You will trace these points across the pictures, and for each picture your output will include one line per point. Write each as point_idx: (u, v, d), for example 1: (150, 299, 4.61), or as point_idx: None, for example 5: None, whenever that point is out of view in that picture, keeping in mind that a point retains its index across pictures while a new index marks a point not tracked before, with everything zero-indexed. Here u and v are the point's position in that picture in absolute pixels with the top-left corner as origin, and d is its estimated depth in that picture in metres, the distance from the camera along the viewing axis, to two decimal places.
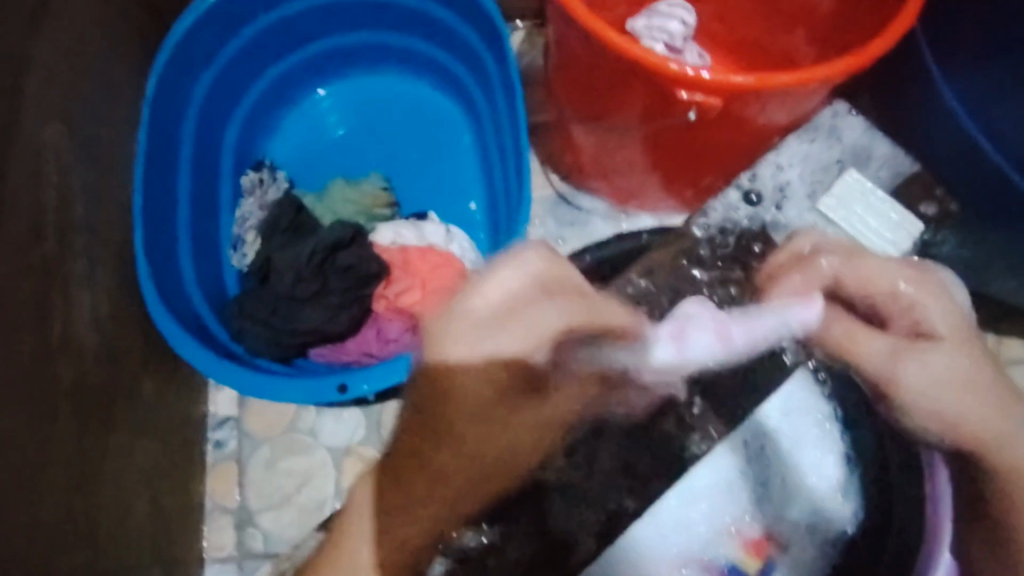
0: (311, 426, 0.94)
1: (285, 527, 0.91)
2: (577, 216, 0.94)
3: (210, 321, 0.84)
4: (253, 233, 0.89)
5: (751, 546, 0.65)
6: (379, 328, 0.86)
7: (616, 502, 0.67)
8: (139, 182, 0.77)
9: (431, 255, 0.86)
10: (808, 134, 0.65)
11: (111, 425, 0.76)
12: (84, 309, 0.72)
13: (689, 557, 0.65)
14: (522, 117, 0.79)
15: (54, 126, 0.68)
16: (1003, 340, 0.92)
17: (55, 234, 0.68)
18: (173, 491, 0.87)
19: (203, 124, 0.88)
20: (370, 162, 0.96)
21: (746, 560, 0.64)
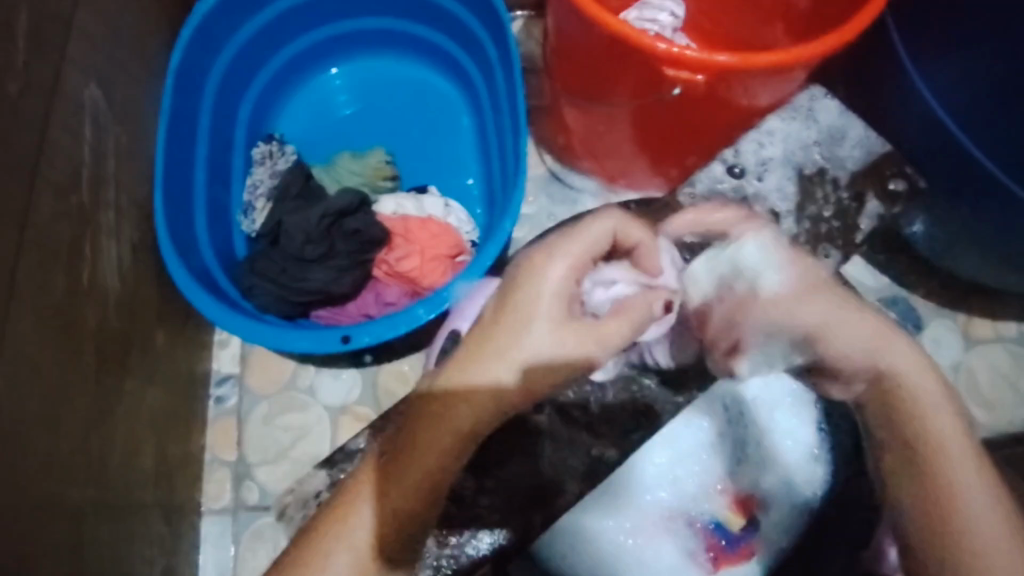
0: (309, 385, 0.99)
1: (280, 481, 0.96)
2: (569, 193, 1.02)
3: (220, 278, 0.90)
4: (264, 199, 0.95)
5: (733, 506, 0.79)
6: (379, 292, 0.92)
7: (599, 450, 0.81)
8: (162, 142, 0.82)
9: (430, 226, 0.92)
10: (788, 114, 0.81)
11: (127, 369, 0.81)
12: (110, 258, 0.78)
13: (675, 512, 0.79)
14: (521, 97, 0.86)
15: (92, 88, 0.75)
16: (973, 319, 1.01)
17: (89, 183, 0.74)
18: (179, 440, 0.92)
19: (221, 96, 0.94)
20: (377, 138, 1.02)
21: (730, 519, 0.78)
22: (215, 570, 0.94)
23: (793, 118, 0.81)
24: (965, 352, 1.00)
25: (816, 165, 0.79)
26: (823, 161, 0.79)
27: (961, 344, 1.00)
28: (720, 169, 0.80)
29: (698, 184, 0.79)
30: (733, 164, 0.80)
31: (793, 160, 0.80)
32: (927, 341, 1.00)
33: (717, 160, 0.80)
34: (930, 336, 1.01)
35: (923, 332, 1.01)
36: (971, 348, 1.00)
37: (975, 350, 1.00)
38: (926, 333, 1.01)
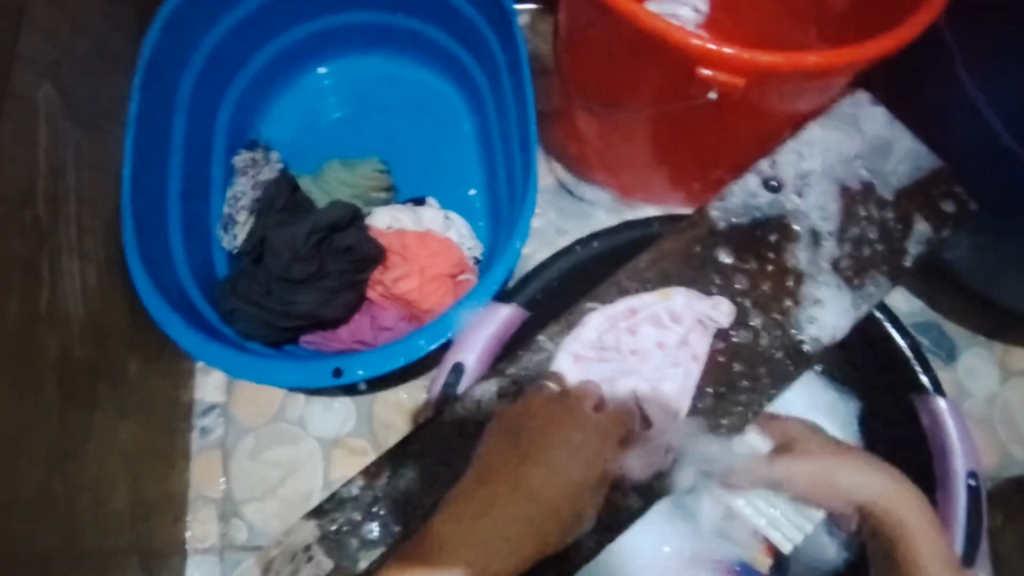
0: (298, 416, 0.90)
1: (270, 520, 0.87)
2: (580, 207, 0.93)
3: (199, 301, 0.82)
4: (246, 212, 0.86)
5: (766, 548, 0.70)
6: (374, 316, 0.84)
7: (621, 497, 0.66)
8: (130, 149, 0.74)
9: (430, 242, 0.83)
10: (831, 124, 0.75)
11: (96, 404, 0.73)
12: (72, 279, 0.70)
13: (696, 558, 0.70)
14: (531, 102, 0.77)
15: (47, 89, 0.67)
16: (1011, 349, 0.88)
17: (45, 198, 0.66)
18: (158, 477, 0.83)
19: (196, 97, 0.86)
20: (368, 144, 0.93)
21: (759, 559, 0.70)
22: None
23: (835, 127, 0.75)
24: (1002, 384, 0.87)
25: (860, 179, 0.73)
26: (867, 175, 0.73)
27: (998, 374, 0.88)
28: (756, 184, 0.73)
29: (727, 201, 0.73)
30: (769, 179, 0.73)
31: (835, 174, 0.73)
32: (961, 371, 0.88)
33: (752, 173, 0.74)
34: (965, 368, 0.88)
35: (957, 362, 0.88)
36: (1009, 379, 0.87)
37: (1012, 382, 0.88)
38: (960, 364, 0.88)
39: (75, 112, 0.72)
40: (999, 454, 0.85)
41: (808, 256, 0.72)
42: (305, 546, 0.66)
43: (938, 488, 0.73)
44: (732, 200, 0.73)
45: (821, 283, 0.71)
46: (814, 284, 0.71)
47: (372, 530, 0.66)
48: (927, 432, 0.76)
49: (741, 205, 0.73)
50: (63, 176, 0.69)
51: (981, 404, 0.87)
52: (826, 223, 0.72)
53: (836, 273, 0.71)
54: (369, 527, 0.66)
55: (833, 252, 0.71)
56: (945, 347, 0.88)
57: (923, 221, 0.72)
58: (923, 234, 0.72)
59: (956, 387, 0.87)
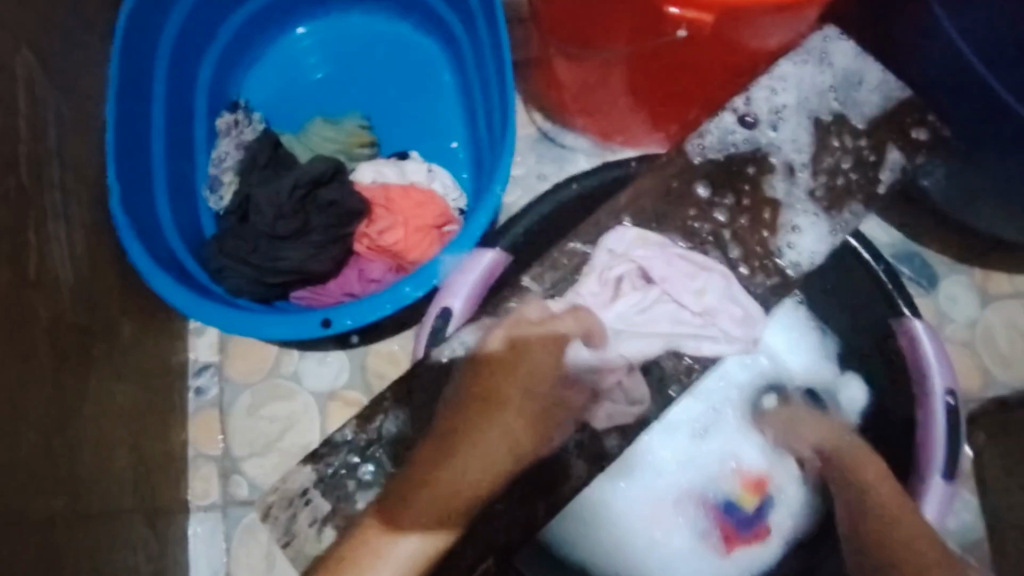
0: (293, 371, 0.91)
1: (270, 473, 0.89)
2: (560, 152, 0.95)
3: (188, 262, 0.83)
4: (231, 172, 0.87)
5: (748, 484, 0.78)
6: (362, 269, 0.85)
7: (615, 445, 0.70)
8: (110, 113, 0.75)
9: (412, 194, 0.85)
10: (801, 57, 0.75)
11: (91, 365, 0.75)
12: (60, 243, 0.72)
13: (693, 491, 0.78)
14: (506, 47, 0.79)
15: (25, 57, 0.68)
16: (990, 275, 0.90)
17: (28, 164, 0.67)
18: (158, 437, 0.85)
19: (174, 62, 0.87)
20: (350, 102, 0.94)
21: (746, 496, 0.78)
22: (207, 568, 0.87)
23: (805, 62, 0.75)
24: (982, 308, 0.89)
25: (832, 112, 0.74)
26: (840, 106, 0.74)
27: (977, 300, 0.89)
28: (732, 121, 0.74)
29: (707, 136, 0.73)
30: (745, 115, 0.74)
31: (809, 107, 0.74)
32: (941, 299, 0.89)
33: (727, 110, 0.74)
34: (945, 295, 0.89)
35: (936, 290, 0.89)
36: (988, 303, 0.89)
37: (991, 307, 0.89)
38: (941, 291, 0.89)
39: (52, 77, 0.73)
40: (981, 377, 0.87)
41: (785, 194, 0.72)
42: (303, 491, 0.68)
43: (919, 410, 0.72)
44: (712, 133, 0.73)
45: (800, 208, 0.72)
46: (792, 207, 0.72)
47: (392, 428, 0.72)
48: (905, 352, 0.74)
49: (719, 138, 0.73)
50: (46, 142, 0.71)
51: (962, 329, 0.88)
52: (800, 165, 0.73)
53: (812, 202, 0.72)
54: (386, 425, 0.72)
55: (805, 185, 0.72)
56: (925, 275, 0.89)
57: (895, 148, 0.73)
58: (896, 161, 0.73)
59: (936, 315, 0.88)
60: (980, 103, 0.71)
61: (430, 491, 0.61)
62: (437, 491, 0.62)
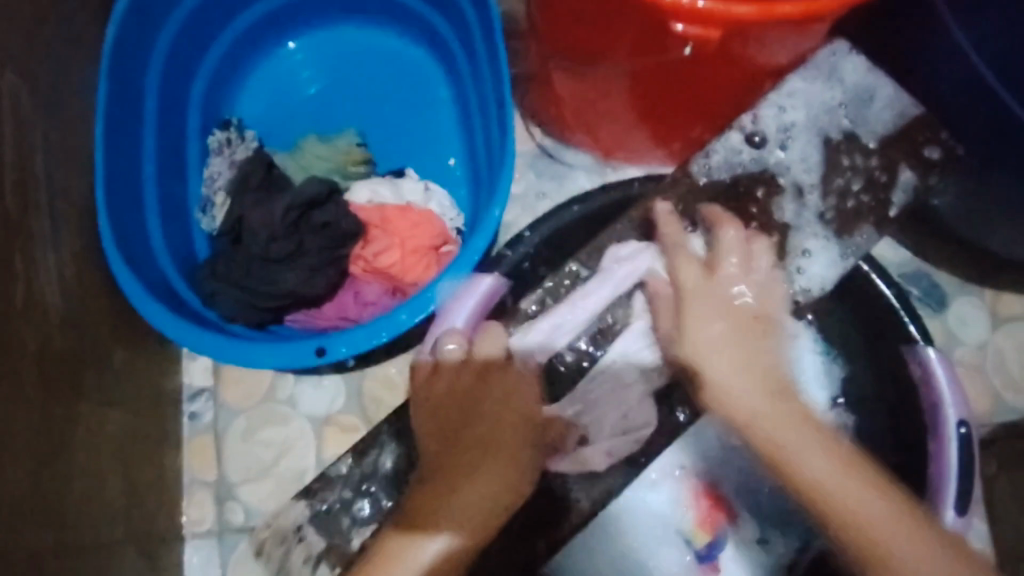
0: (289, 395, 0.89)
1: (265, 500, 0.86)
2: (560, 169, 0.92)
3: (180, 285, 0.81)
4: (223, 193, 0.85)
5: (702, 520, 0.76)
6: (357, 291, 0.83)
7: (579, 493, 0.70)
8: (99, 137, 0.73)
9: (409, 214, 0.82)
10: (809, 74, 0.73)
11: (80, 393, 0.72)
12: (48, 270, 0.69)
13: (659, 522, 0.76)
14: (505, 66, 0.76)
15: (10, 79, 0.66)
16: (1000, 295, 0.88)
17: (15, 191, 0.65)
18: (151, 464, 0.83)
19: (165, 79, 0.84)
20: (344, 119, 0.92)
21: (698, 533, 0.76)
22: None
23: (814, 78, 0.73)
24: (993, 330, 0.87)
25: (842, 129, 0.71)
26: (850, 124, 0.71)
27: (988, 322, 0.88)
28: (738, 140, 0.72)
29: (711, 156, 0.71)
30: (752, 134, 0.71)
31: (818, 124, 0.71)
32: (950, 319, 0.88)
33: (733, 129, 0.72)
34: (955, 315, 0.88)
35: (946, 310, 0.88)
36: (999, 325, 0.88)
37: (1002, 328, 0.88)
38: (951, 312, 0.88)
39: (39, 100, 0.70)
40: (991, 399, 0.85)
41: (795, 215, 0.70)
42: (298, 525, 0.67)
43: (931, 440, 0.69)
44: (717, 154, 0.71)
45: (810, 229, 0.70)
46: (803, 229, 0.70)
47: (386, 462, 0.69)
48: (919, 382, 0.71)
49: (724, 159, 0.71)
50: (33, 167, 0.69)
51: (972, 351, 0.87)
52: (808, 188, 0.70)
53: (822, 225, 0.70)
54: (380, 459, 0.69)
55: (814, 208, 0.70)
56: (934, 296, 0.88)
57: (908, 168, 0.70)
58: (908, 182, 0.70)
59: (946, 336, 0.87)
60: (993, 122, 0.69)
61: (443, 503, 0.61)
62: (444, 498, 0.61)
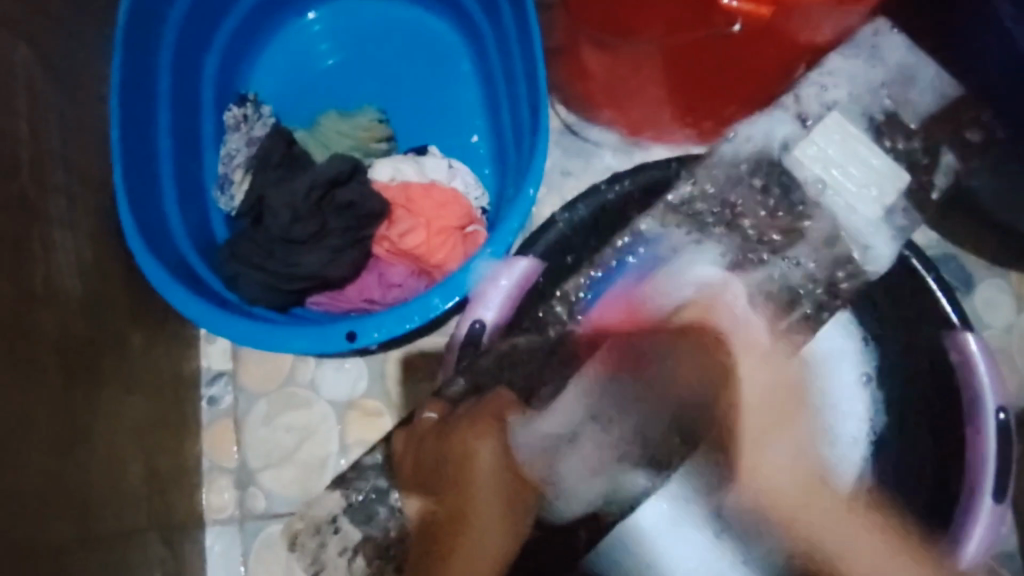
0: (310, 379, 0.87)
1: (289, 486, 0.84)
2: (586, 147, 0.90)
3: (199, 267, 0.79)
4: (242, 170, 0.82)
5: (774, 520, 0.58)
6: (382, 273, 0.81)
7: None
8: (115, 112, 0.70)
9: (434, 193, 0.80)
10: (852, 52, 0.69)
11: (100, 381, 0.70)
12: (65, 254, 0.67)
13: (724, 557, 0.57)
14: (538, 39, 0.73)
15: (24, 54, 0.63)
16: None
17: (29, 169, 0.63)
18: (171, 451, 0.81)
19: (178, 52, 0.81)
20: (364, 93, 0.89)
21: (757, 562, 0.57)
22: None
23: (856, 56, 0.69)
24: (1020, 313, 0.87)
25: (884, 110, 0.67)
26: (892, 105, 0.67)
27: (1016, 305, 0.87)
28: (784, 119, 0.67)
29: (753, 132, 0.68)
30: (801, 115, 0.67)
31: (861, 105, 0.67)
32: (978, 303, 0.87)
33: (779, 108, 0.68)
34: (982, 299, 0.87)
35: (973, 293, 0.88)
36: None
37: None
38: (978, 295, 0.87)
39: (52, 74, 0.68)
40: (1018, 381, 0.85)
41: (839, 200, 0.65)
42: (331, 518, 0.65)
43: (966, 427, 0.69)
44: (759, 131, 0.67)
45: (857, 211, 0.65)
46: (848, 203, 0.65)
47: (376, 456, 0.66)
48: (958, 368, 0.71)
49: (767, 135, 0.67)
50: (47, 145, 0.66)
51: (998, 333, 0.87)
52: (852, 170, 0.65)
53: (873, 205, 0.65)
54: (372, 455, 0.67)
55: (858, 198, 0.65)
56: (962, 278, 0.87)
57: (949, 151, 0.67)
58: (949, 166, 0.66)
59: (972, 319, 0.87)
60: None
61: None
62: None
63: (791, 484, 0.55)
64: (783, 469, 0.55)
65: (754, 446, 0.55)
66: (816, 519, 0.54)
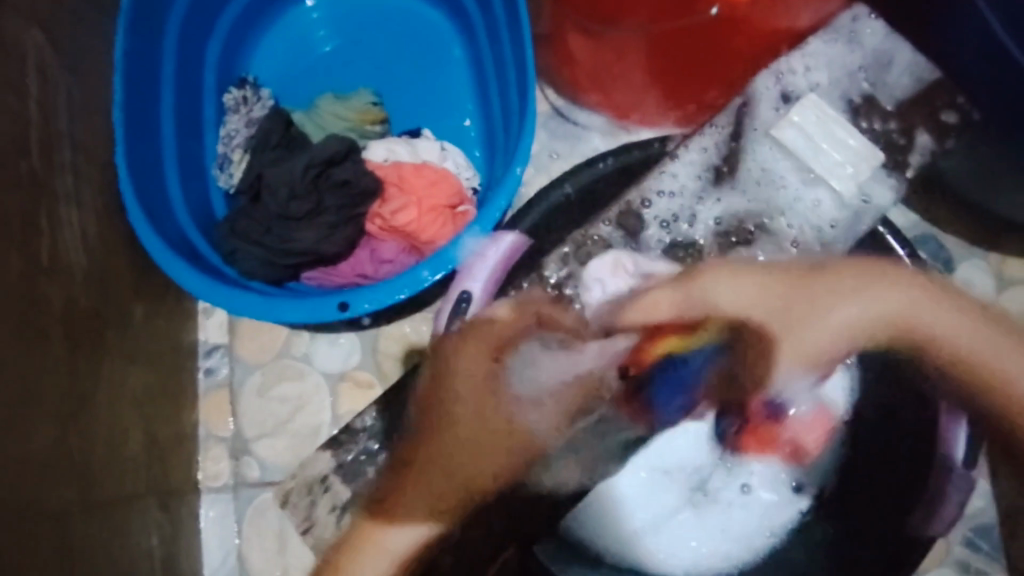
0: (304, 352, 0.90)
1: (282, 455, 0.87)
2: (573, 130, 0.93)
3: (199, 242, 0.82)
4: (241, 150, 0.85)
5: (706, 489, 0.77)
6: (374, 249, 0.84)
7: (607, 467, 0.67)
8: (119, 92, 0.73)
9: (426, 172, 0.83)
10: (830, 36, 0.69)
11: (103, 349, 0.73)
12: (71, 227, 0.70)
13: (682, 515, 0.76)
14: (526, 27, 0.77)
15: (35, 36, 0.66)
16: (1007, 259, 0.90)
17: (38, 146, 0.66)
18: (170, 420, 0.84)
19: (181, 36, 0.84)
20: (360, 78, 0.92)
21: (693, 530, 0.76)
22: (220, 549, 0.86)
23: (834, 40, 0.69)
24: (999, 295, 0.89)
25: (861, 92, 0.67)
26: (869, 87, 0.68)
27: (994, 286, 0.89)
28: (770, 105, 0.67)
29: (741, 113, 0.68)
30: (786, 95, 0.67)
31: (840, 88, 0.68)
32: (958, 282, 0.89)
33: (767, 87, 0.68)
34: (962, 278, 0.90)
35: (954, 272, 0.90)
36: (1005, 288, 0.89)
37: (1009, 292, 0.89)
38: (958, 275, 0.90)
39: (61, 55, 0.70)
40: None
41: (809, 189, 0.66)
42: (321, 478, 0.66)
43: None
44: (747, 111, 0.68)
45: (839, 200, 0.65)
46: (823, 181, 0.65)
47: (366, 420, 0.70)
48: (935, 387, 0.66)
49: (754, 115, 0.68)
50: (55, 124, 0.69)
51: None
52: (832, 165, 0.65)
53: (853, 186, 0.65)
54: (363, 419, 0.70)
55: (827, 197, 0.66)
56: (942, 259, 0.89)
57: (925, 132, 0.67)
58: (926, 146, 0.67)
59: None
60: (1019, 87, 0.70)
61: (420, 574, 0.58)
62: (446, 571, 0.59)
63: (861, 321, 0.58)
64: (826, 333, 0.59)
65: (818, 321, 0.58)
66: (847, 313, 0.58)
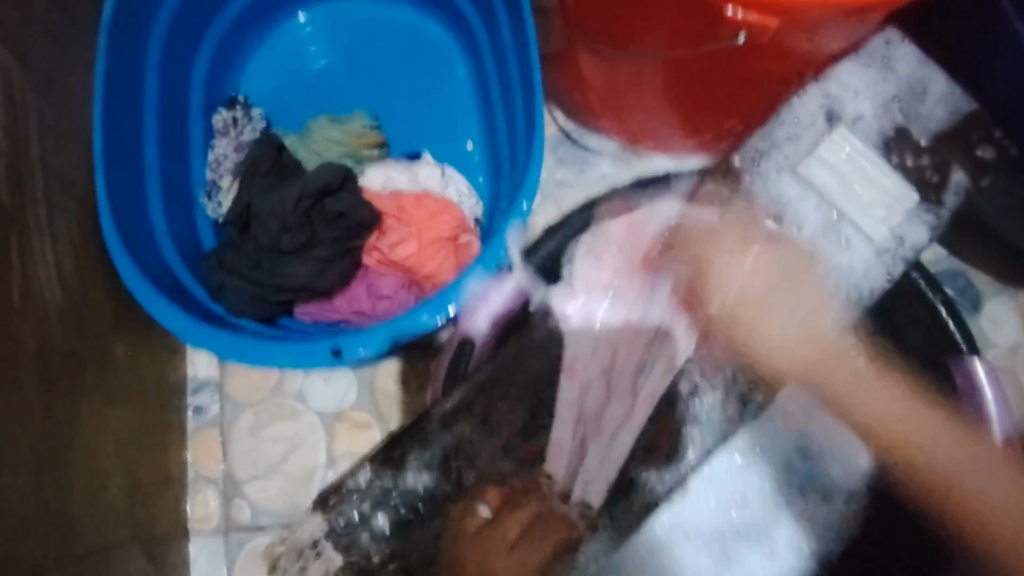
0: (298, 389, 0.85)
1: (275, 498, 0.83)
2: (583, 155, 0.87)
3: (185, 275, 0.77)
4: (230, 176, 0.80)
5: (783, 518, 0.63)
6: (370, 284, 0.78)
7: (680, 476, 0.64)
8: (99, 115, 0.68)
9: (426, 203, 0.78)
10: (863, 60, 0.67)
11: (81, 392, 0.69)
12: (46, 263, 0.65)
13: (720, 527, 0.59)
14: (534, 47, 0.71)
15: (5, 60, 0.61)
16: None
17: (9, 178, 0.61)
18: (155, 459, 0.79)
19: (166, 53, 0.79)
20: (356, 97, 0.87)
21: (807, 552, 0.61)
22: None
23: (867, 66, 0.67)
24: None
25: (895, 125, 0.65)
26: (904, 118, 0.65)
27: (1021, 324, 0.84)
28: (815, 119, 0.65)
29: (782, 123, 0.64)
30: (833, 114, 0.65)
31: (885, 115, 0.65)
32: (983, 321, 0.84)
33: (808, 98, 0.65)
34: (988, 317, 0.85)
35: (979, 311, 0.85)
36: None
37: None
38: (984, 313, 0.85)
39: (34, 78, 0.66)
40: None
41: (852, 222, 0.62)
42: (315, 542, 0.61)
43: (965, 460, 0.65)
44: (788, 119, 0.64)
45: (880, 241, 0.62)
46: (851, 221, 0.62)
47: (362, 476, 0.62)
48: (962, 395, 0.68)
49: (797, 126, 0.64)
50: (28, 152, 0.64)
51: (1004, 353, 0.84)
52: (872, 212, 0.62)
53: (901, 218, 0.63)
54: (359, 476, 0.62)
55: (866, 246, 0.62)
56: (969, 297, 0.84)
57: (960, 169, 0.65)
58: (961, 182, 0.65)
59: (978, 338, 0.84)
60: None
61: None
62: None
63: (941, 456, 0.62)
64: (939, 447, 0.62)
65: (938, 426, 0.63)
66: (883, 412, 0.63)
